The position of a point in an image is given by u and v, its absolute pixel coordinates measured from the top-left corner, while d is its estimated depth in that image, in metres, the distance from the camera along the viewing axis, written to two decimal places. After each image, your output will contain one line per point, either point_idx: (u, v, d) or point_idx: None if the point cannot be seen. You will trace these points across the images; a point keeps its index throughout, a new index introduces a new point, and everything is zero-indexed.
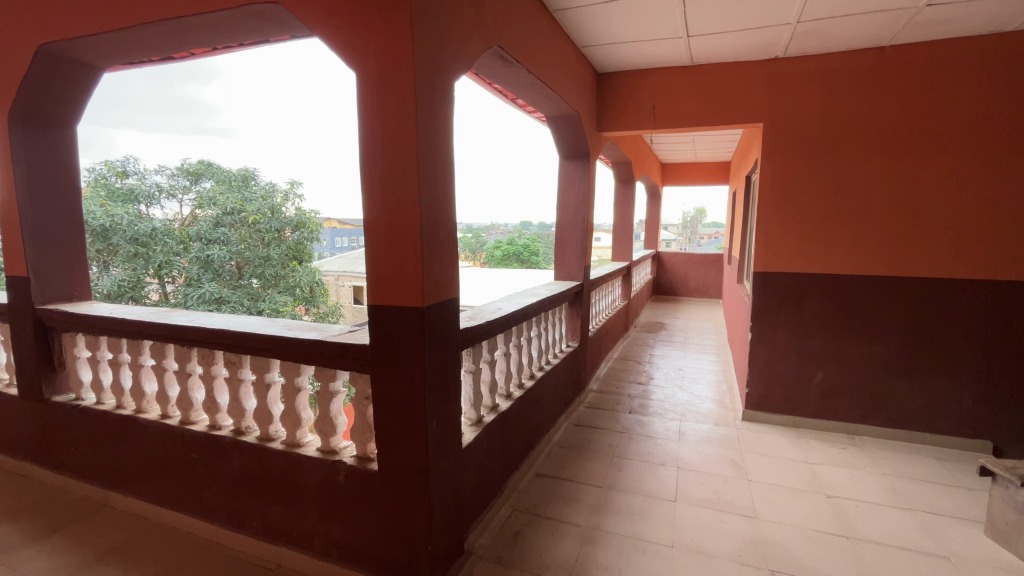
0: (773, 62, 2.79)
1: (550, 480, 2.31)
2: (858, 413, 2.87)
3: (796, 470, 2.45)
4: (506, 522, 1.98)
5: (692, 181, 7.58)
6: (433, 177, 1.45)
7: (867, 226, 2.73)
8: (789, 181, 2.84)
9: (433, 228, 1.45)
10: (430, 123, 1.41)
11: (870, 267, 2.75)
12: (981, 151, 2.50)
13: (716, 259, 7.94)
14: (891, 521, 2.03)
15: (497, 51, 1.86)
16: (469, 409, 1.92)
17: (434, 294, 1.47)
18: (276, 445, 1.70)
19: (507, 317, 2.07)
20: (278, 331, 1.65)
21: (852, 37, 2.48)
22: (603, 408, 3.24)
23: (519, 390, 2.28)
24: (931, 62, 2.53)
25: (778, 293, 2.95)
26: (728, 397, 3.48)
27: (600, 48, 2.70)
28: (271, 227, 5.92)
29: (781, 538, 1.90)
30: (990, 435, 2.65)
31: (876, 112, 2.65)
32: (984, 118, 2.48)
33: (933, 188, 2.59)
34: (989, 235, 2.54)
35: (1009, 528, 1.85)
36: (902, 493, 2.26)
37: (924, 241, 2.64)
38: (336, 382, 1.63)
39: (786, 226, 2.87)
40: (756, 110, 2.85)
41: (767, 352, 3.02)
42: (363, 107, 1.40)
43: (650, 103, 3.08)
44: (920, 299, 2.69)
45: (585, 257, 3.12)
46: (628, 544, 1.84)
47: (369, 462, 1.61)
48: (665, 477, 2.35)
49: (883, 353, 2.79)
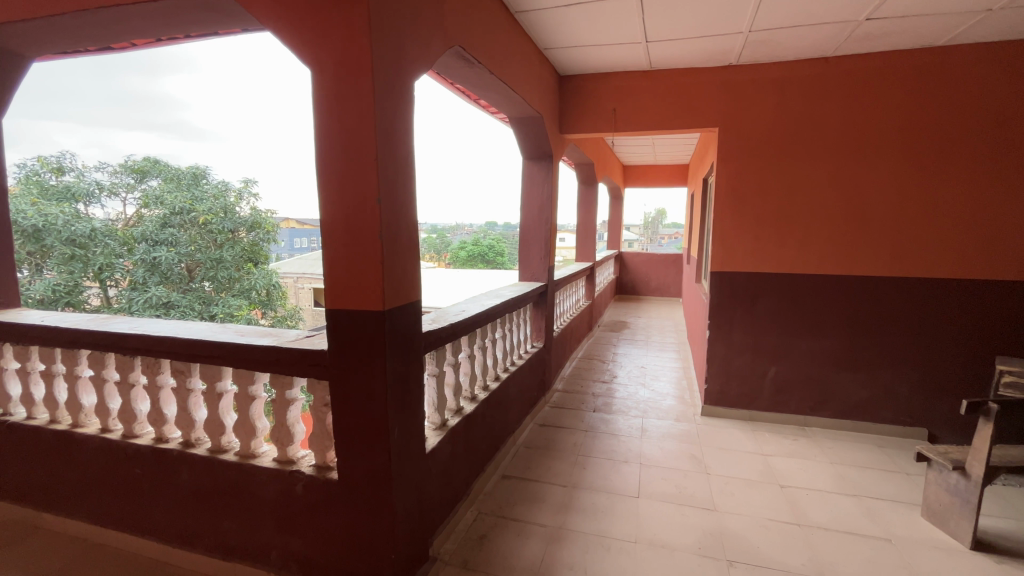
0: (727, 69, 2.89)
1: (515, 481, 2.30)
2: (808, 405, 3.02)
3: (751, 463, 2.54)
4: (472, 525, 1.96)
5: (652, 182, 7.78)
6: (393, 178, 1.42)
7: (814, 227, 2.87)
8: (742, 184, 2.95)
9: (393, 230, 1.42)
10: (389, 123, 1.38)
11: (818, 266, 2.89)
12: (916, 157, 2.68)
13: (676, 259, 8.17)
14: (839, 507, 2.15)
15: (458, 51, 1.85)
16: (433, 413, 1.89)
17: (395, 297, 1.44)
18: (228, 457, 1.62)
19: (471, 319, 2.04)
20: (229, 338, 1.58)
21: (800, 48, 2.60)
22: (568, 407, 3.27)
23: (483, 393, 2.28)
24: (872, 72, 2.69)
25: (734, 292, 3.06)
26: (688, 393, 3.58)
27: (561, 50, 2.71)
28: (223, 228, 5.69)
29: (739, 528, 1.97)
30: (926, 422, 2.84)
31: (823, 118, 2.79)
32: (915, 125, 2.66)
33: (874, 191, 2.75)
34: (924, 235, 2.71)
35: (942, 508, 1.99)
36: (848, 480, 2.38)
37: (866, 241, 2.80)
38: (294, 389, 1.57)
39: (741, 227, 2.98)
40: (712, 115, 2.95)
41: (724, 349, 3.13)
42: (319, 105, 1.36)
43: (611, 106, 3.12)
44: (862, 296, 2.85)
45: (549, 257, 3.14)
46: (593, 542, 1.86)
47: (329, 471, 1.56)
48: (628, 474, 2.40)
49: (830, 348, 2.94)
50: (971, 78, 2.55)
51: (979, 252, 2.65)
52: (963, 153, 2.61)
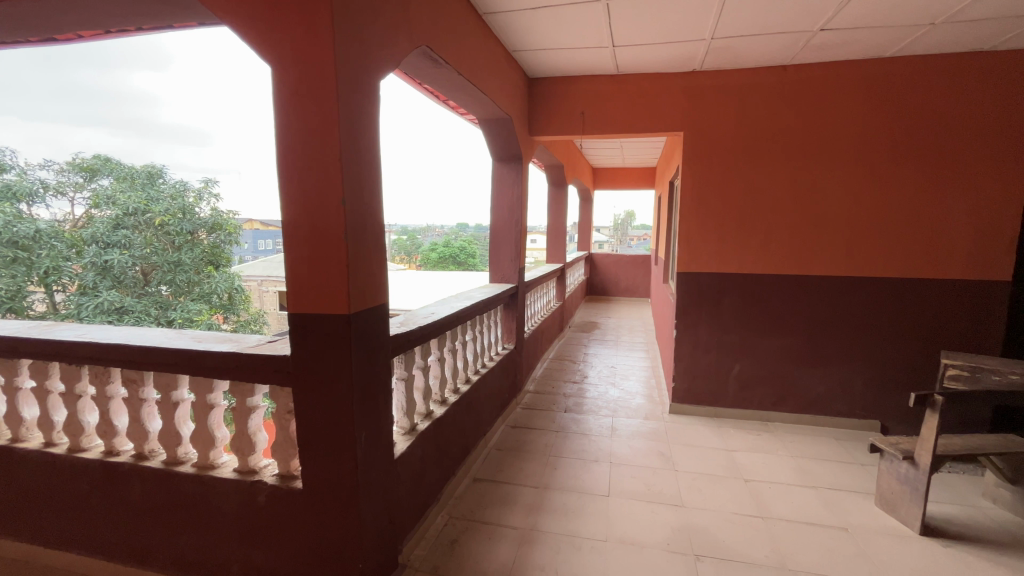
0: (691, 75, 2.97)
1: (487, 484, 2.29)
2: (770, 401, 3.12)
3: (717, 458, 2.61)
4: (443, 530, 1.94)
5: (621, 185, 7.91)
6: (359, 179, 1.39)
7: (774, 229, 2.97)
8: (707, 187, 3.03)
9: (359, 232, 1.39)
10: (354, 122, 1.36)
11: (778, 266, 3.00)
12: (867, 162, 2.81)
13: (644, 261, 8.33)
14: (799, 499, 2.22)
15: (425, 51, 1.83)
16: (402, 418, 1.86)
17: (362, 299, 1.41)
18: (185, 469, 1.56)
19: (440, 321, 2.02)
20: (185, 344, 1.51)
21: (759, 55, 2.69)
22: (539, 408, 3.28)
23: (454, 396, 2.26)
24: (826, 80, 2.81)
25: (699, 291, 3.13)
26: (656, 392, 3.65)
27: (530, 52, 2.72)
28: (181, 229, 5.46)
29: (705, 523, 2.02)
30: (879, 415, 2.97)
31: (782, 124, 2.89)
32: (867, 132, 2.79)
33: (829, 194, 2.88)
34: (875, 236, 2.85)
35: (894, 496, 2.09)
36: (808, 472, 2.48)
37: (823, 242, 2.92)
38: (255, 396, 1.52)
39: (706, 229, 3.06)
40: (676, 120, 3.02)
41: (690, 348, 3.20)
42: (279, 102, 1.31)
43: (580, 109, 3.15)
44: (820, 295, 2.97)
45: (519, 259, 3.15)
46: (564, 543, 1.87)
47: (293, 480, 1.52)
48: (598, 473, 2.42)
49: (790, 345, 3.05)
50: (916, 87, 2.70)
51: (925, 253, 2.80)
52: (910, 158, 2.75)
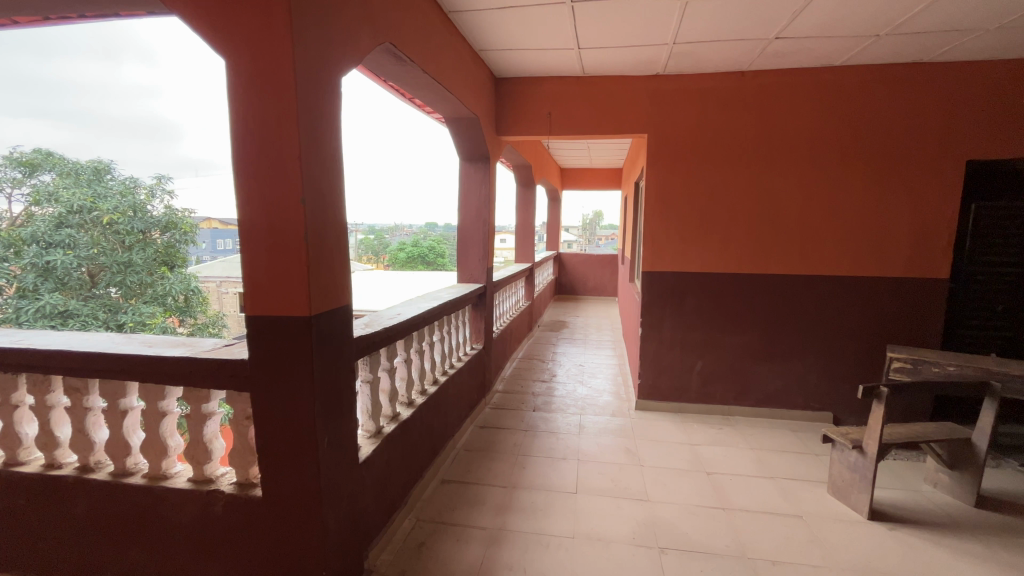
0: (654, 79, 3.04)
1: (455, 486, 2.27)
2: (731, 396, 3.22)
3: (681, 453, 2.68)
4: (410, 534, 1.91)
5: (588, 185, 8.02)
6: (319, 177, 1.35)
7: (734, 229, 3.07)
8: (669, 188, 3.11)
9: (320, 231, 1.36)
10: (314, 120, 1.32)
11: (738, 265, 3.10)
12: (820, 164, 2.94)
13: (611, 260, 8.47)
14: (758, 489, 2.31)
15: (388, 49, 1.81)
16: (367, 421, 1.82)
17: (323, 301, 1.38)
18: (135, 481, 1.48)
19: (406, 322, 2.00)
20: (134, 350, 1.44)
21: (718, 61, 2.78)
22: (509, 407, 3.28)
23: (421, 397, 2.23)
24: (782, 86, 2.92)
25: (664, 290, 3.21)
26: (623, 389, 3.71)
27: (496, 52, 2.72)
28: (132, 228, 5.20)
29: (669, 516, 2.07)
30: (832, 407, 3.12)
31: (741, 127, 2.99)
32: (820, 136, 2.92)
33: (785, 196, 2.99)
34: (827, 236, 2.99)
35: (844, 484, 2.20)
36: (766, 464, 2.57)
37: (779, 242, 3.04)
38: (211, 403, 1.46)
39: (669, 229, 3.14)
40: (641, 122, 3.08)
41: (655, 345, 3.27)
42: (232, 97, 1.27)
43: (547, 110, 3.17)
44: (777, 293, 3.09)
45: (487, 259, 3.15)
46: (532, 541, 1.88)
47: (252, 488, 1.47)
48: (566, 471, 2.44)
49: (749, 341, 3.16)
50: (865, 94, 2.85)
51: (872, 253, 2.96)
52: (859, 162, 2.90)
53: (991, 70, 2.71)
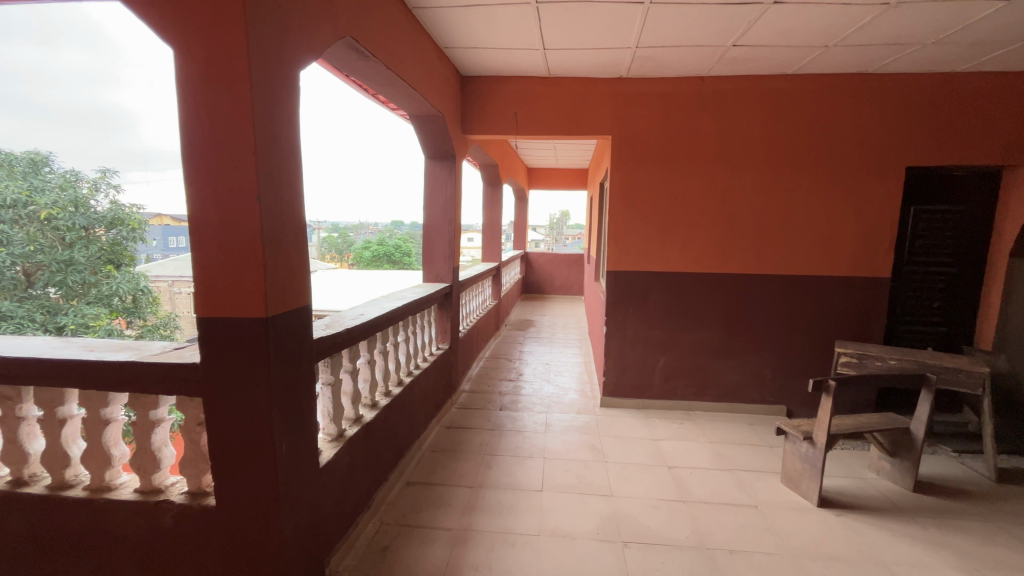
0: (619, 81, 3.09)
1: (420, 487, 2.25)
2: (691, 391, 3.32)
3: (644, 448, 2.74)
4: (373, 538, 1.88)
5: (555, 185, 8.08)
6: (276, 174, 1.31)
7: (695, 229, 3.16)
8: (633, 189, 3.17)
9: (277, 230, 1.32)
10: (270, 115, 1.28)
11: (699, 264, 3.20)
12: (774, 168, 3.06)
13: (578, 260, 8.58)
14: (717, 482, 2.39)
15: (350, 43, 1.76)
16: (328, 424, 1.77)
17: (280, 302, 1.34)
18: (75, 494, 1.40)
19: (369, 323, 1.95)
20: (74, 355, 1.35)
21: (679, 66, 2.85)
22: (475, 407, 3.27)
23: (385, 399, 2.20)
24: (740, 92, 3.02)
25: (628, 289, 3.27)
26: (589, 387, 3.77)
27: (462, 50, 2.70)
28: (74, 224, 4.89)
29: (632, 511, 2.11)
30: (785, 400, 3.26)
31: (701, 131, 3.08)
32: (775, 140, 3.04)
33: (742, 198, 3.11)
34: (782, 237, 3.11)
35: (796, 474, 2.30)
36: (724, 456, 2.66)
37: (737, 243, 3.15)
38: (160, 409, 1.39)
39: (633, 229, 3.20)
40: (605, 124, 3.13)
41: (620, 343, 3.33)
42: (181, 87, 1.21)
43: (513, 109, 3.17)
44: (734, 292, 3.20)
45: (453, 258, 3.13)
46: (498, 540, 1.89)
47: (205, 497, 1.41)
48: (532, 469, 2.46)
49: (708, 339, 3.26)
50: (817, 102, 2.98)
51: (823, 253, 3.11)
52: (810, 166, 3.04)
53: (929, 82, 2.89)
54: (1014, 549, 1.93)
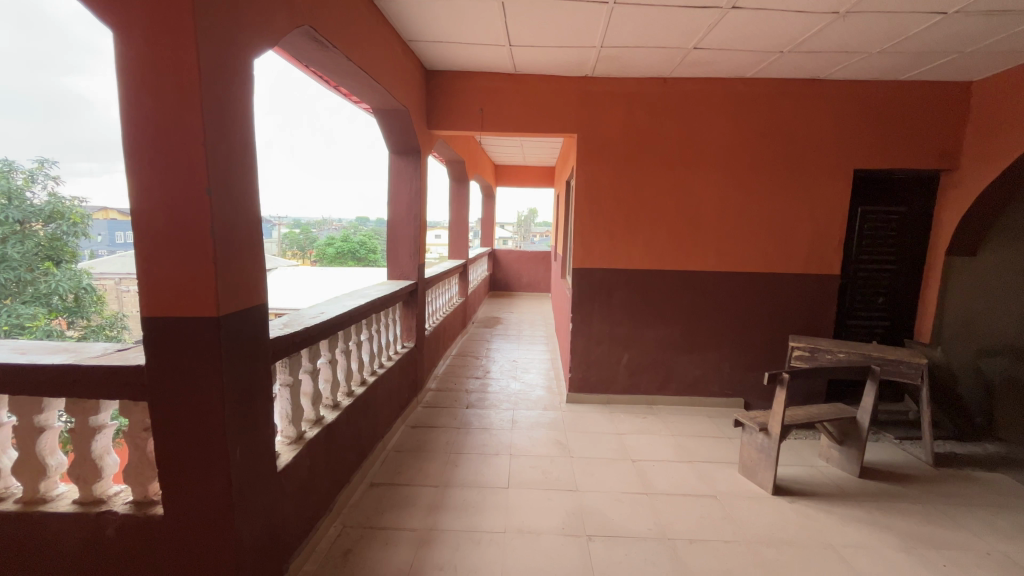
0: (584, 80, 3.12)
1: (384, 489, 2.21)
2: (655, 386, 3.40)
3: (609, 442, 2.79)
4: (335, 542, 1.84)
5: (522, 183, 8.09)
6: (227, 166, 1.25)
7: (658, 227, 3.23)
8: (598, 187, 3.21)
9: (229, 225, 1.26)
10: (220, 104, 1.22)
11: (661, 262, 3.27)
12: (733, 169, 3.16)
13: (545, 257, 8.64)
14: (679, 474, 2.45)
15: (308, 32, 1.70)
16: (286, 427, 1.72)
17: (233, 300, 1.28)
18: (5, 507, 1.30)
19: (330, 321, 1.90)
20: (2, 358, 1.26)
21: (642, 67, 2.90)
22: (441, 406, 3.24)
23: (347, 399, 2.15)
24: (701, 94, 3.11)
25: (593, 286, 3.31)
26: (556, 383, 3.80)
27: (426, 44, 2.66)
28: (6, 218, 4.58)
29: (597, 504, 2.14)
30: (742, 393, 3.38)
31: (664, 131, 3.15)
32: (734, 142, 3.14)
33: (703, 198, 3.19)
34: (740, 235, 3.22)
35: (753, 463, 2.39)
36: (685, 449, 2.74)
37: (698, 241, 3.24)
38: (101, 415, 1.31)
39: (597, 226, 3.24)
40: (570, 122, 3.15)
41: (585, 339, 3.37)
42: (121, 72, 1.13)
43: (479, 105, 3.15)
44: (695, 288, 3.29)
45: (418, 255, 3.09)
46: (464, 539, 1.88)
47: (152, 506, 1.34)
48: (498, 466, 2.46)
49: (670, 334, 3.35)
50: (774, 105, 3.10)
51: (777, 251, 3.23)
52: (767, 168, 3.15)
53: (875, 89, 3.05)
54: (947, 527, 2.08)
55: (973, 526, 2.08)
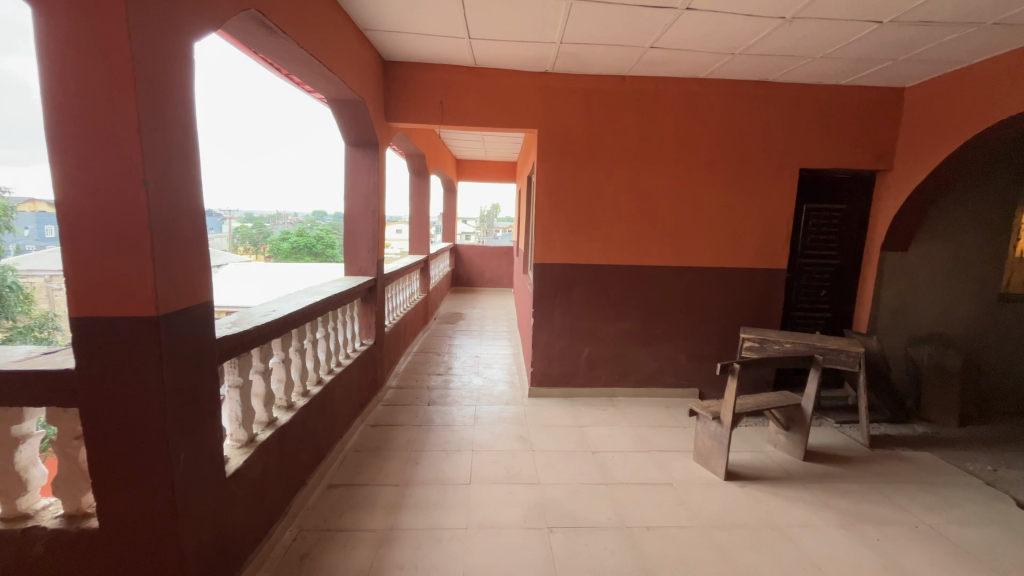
0: (544, 76, 3.12)
1: (343, 490, 2.16)
2: (614, 378, 3.47)
3: (569, 435, 2.83)
4: (291, 547, 1.78)
5: (484, 178, 8.05)
6: (165, 156, 1.18)
7: (616, 223, 3.29)
8: (559, 182, 3.23)
9: (168, 218, 1.19)
10: (157, 89, 1.14)
11: (620, 257, 3.33)
12: (688, 167, 3.26)
13: (507, 252, 8.65)
14: (637, 463, 2.52)
15: (254, 16, 1.62)
16: (236, 430, 1.65)
17: (174, 299, 1.21)
18: None
19: (283, 320, 1.83)
20: None
21: (601, 64, 2.93)
22: (402, 403, 3.20)
23: (302, 399, 2.08)
24: (657, 92, 3.18)
25: (554, 281, 3.34)
26: (518, 378, 3.82)
27: (383, 33, 2.59)
28: None
29: (558, 497, 2.17)
30: (697, 383, 3.51)
31: (622, 128, 3.20)
32: (689, 140, 3.23)
33: (660, 195, 3.28)
34: (695, 231, 3.33)
35: (706, 451, 2.49)
36: (644, 439, 2.82)
37: (655, 236, 3.32)
38: (25, 424, 1.21)
39: (558, 222, 3.27)
40: (531, 118, 3.15)
41: (547, 334, 3.40)
42: (42, 51, 1.04)
43: (438, 99, 3.11)
44: (653, 282, 3.38)
45: (377, 251, 3.02)
46: (425, 537, 1.86)
47: (86, 519, 1.26)
48: (460, 463, 2.45)
49: (629, 328, 3.42)
50: (725, 105, 3.21)
51: (729, 246, 3.36)
52: (720, 166, 3.26)
53: (819, 92, 3.21)
54: (881, 504, 2.23)
55: (904, 502, 2.25)
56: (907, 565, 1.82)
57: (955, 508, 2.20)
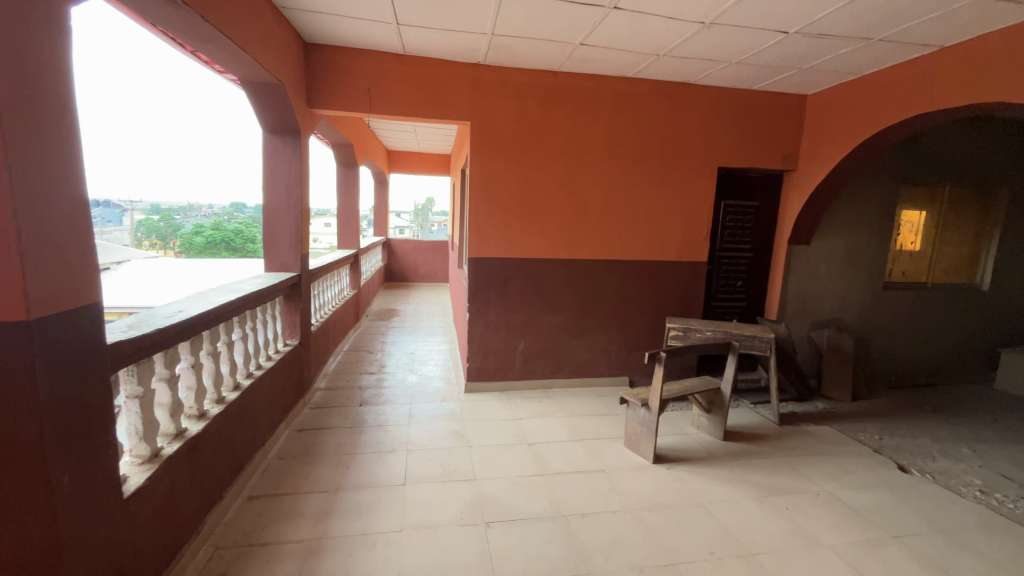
0: (476, 67, 3.08)
1: (266, 500, 2.02)
2: (549, 370, 3.53)
3: (506, 428, 2.83)
4: (206, 566, 1.64)
5: (416, 170, 7.87)
6: (33, 136, 1.01)
7: (549, 216, 3.33)
8: (493, 176, 3.21)
9: (38, 209, 1.03)
10: (20, 57, 0.98)
11: (553, 251, 3.38)
12: (617, 162, 3.36)
13: (441, 246, 8.54)
14: (571, 452, 2.58)
15: None
16: (135, 445, 1.47)
17: (50, 301, 1.06)
18: None
19: (191, 322, 1.67)
20: None
21: (533, 58, 2.94)
22: (332, 405, 3.05)
23: (215, 407, 1.91)
24: (587, 89, 3.24)
25: (489, 275, 3.32)
26: (454, 374, 3.78)
27: (303, 13, 2.43)
28: None
29: (495, 491, 2.17)
30: (627, 371, 3.65)
31: (554, 123, 3.24)
32: (618, 137, 3.33)
33: (591, 189, 3.35)
34: (624, 225, 3.45)
35: (636, 436, 2.60)
36: (578, 428, 2.89)
37: (587, 231, 3.40)
38: None
39: (492, 216, 3.25)
40: (464, 109, 3.10)
41: (482, 328, 3.38)
42: None
43: (366, 85, 2.97)
44: (585, 276, 3.46)
45: (301, 246, 2.85)
46: (356, 544, 1.78)
47: None
48: (394, 464, 2.37)
49: (563, 320, 3.49)
50: (651, 105, 3.34)
51: (655, 241, 3.51)
52: (646, 163, 3.40)
53: (734, 95, 3.42)
54: (790, 476, 2.44)
55: (808, 473, 2.47)
56: (811, 530, 2.00)
57: (850, 475, 2.46)
